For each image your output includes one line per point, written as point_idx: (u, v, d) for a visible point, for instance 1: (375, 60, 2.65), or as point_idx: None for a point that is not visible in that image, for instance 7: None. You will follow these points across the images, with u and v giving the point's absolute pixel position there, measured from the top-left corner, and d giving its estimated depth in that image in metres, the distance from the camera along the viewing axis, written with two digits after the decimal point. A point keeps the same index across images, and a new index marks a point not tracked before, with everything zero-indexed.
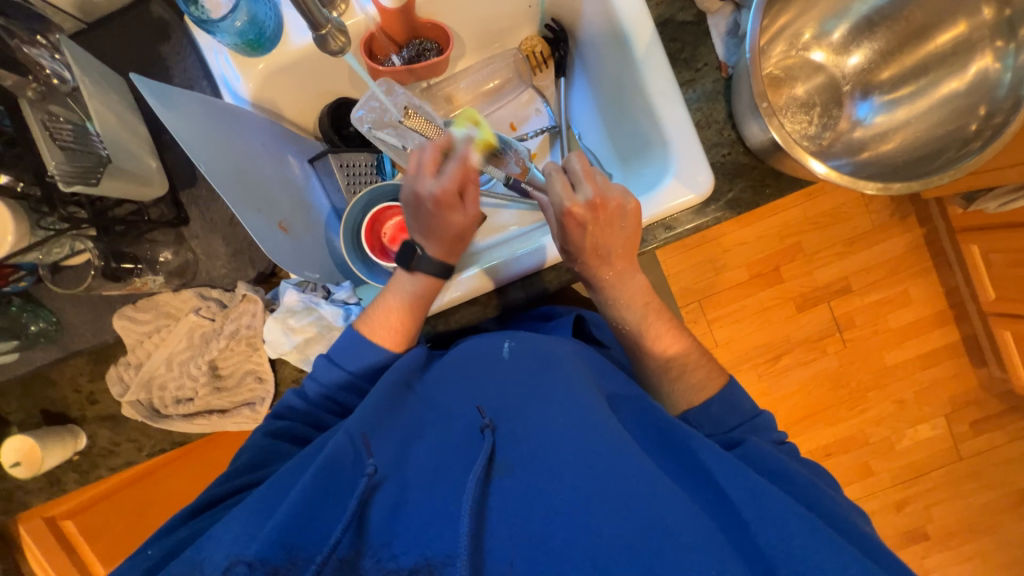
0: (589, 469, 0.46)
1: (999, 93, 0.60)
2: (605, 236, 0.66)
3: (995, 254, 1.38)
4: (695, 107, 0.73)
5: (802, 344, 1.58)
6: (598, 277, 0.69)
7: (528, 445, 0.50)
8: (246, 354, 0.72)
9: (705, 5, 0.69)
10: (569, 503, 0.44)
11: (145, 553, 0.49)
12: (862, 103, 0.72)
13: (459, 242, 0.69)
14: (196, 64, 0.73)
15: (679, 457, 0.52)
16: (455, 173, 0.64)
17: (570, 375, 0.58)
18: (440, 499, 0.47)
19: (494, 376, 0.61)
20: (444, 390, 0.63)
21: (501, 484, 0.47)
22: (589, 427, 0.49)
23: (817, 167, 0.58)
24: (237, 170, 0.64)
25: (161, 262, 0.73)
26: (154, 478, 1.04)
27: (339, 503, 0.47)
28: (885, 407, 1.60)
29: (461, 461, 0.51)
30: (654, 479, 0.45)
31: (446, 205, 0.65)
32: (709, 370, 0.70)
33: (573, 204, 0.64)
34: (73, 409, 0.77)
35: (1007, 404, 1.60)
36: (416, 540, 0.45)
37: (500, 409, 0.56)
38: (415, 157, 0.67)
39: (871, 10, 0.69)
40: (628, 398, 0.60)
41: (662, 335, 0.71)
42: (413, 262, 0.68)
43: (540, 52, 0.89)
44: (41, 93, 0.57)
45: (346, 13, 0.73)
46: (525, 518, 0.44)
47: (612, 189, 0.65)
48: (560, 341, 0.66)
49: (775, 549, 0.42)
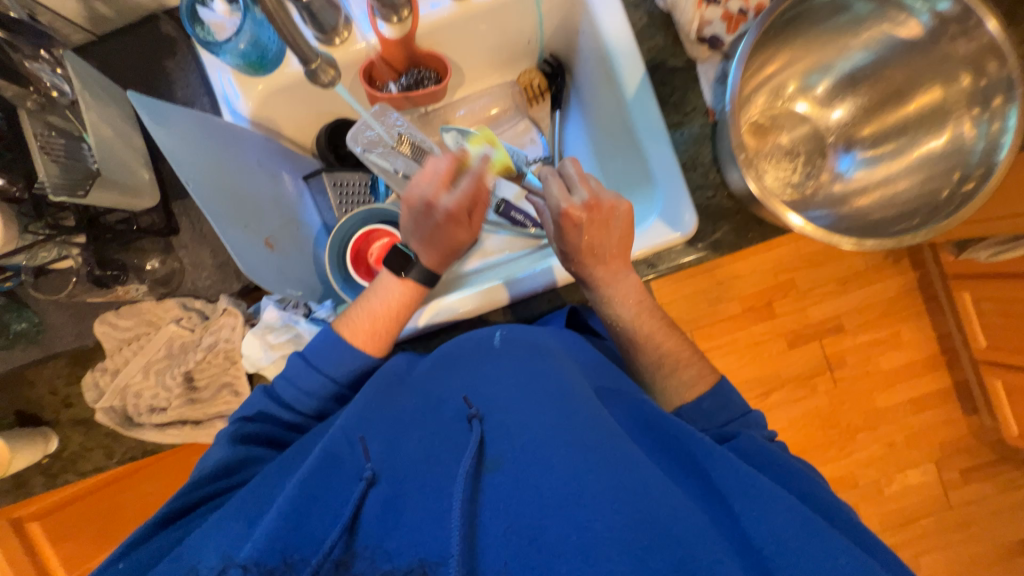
0: (582, 460, 0.44)
1: (974, 159, 0.62)
2: (602, 236, 0.67)
3: (986, 302, 1.39)
4: (682, 149, 0.74)
5: (793, 381, 1.57)
6: (593, 275, 0.68)
7: (519, 438, 0.48)
8: (222, 367, 0.73)
9: (694, 53, 0.72)
10: (563, 497, 0.42)
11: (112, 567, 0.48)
12: (844, 156, 0.74)
13: (455, 251, 0.72)
14: (199, 81, 0.75)
15: (670, 447, 0.53)
16: (470, 190, 0.65)
17: (560, 365, 0.57)
18: (433, 493, 0.46)
19: (483, 365, 0.59)
20: (435, 376, 0.62)
21: (493, 479, 0.46)
22: (581, 421, 0.48)
23: (795, 220, 0.61)
24: (227, 187, 0.65)
25: (148, 270, 0.73)
26: (124, 483, 1.04)
27: (331, 504, 0.47)
28: (875, 449, 1.58)
29: (450, 454, 0.49)
30: (643, 471, 0.45)
31: (456, 218, 0.67)
32: (700, 369, 0.69)
33: (570, 206, 0.65)
34: (46, 412, 0.76)
35: (999, 454, 1.58)
36: (409, 539, 0.43)
37: (488, 399, 0.54)
38: (428, 168, 0.66)
39: (853, 68, 0.71)
40: (616, 392, 0.60)
41: (655, 333, 0.70)
42: (406, 269, 0.69)
43: (537, 85, 0.92)
44: (41, 104, 0.60)
45: (346, 41, 0.75)
46: (518, 513, 0.43)
47: (606, 193, 0.67)
48: (545, 331, 0.65)
49: (764, 541, 0.43)
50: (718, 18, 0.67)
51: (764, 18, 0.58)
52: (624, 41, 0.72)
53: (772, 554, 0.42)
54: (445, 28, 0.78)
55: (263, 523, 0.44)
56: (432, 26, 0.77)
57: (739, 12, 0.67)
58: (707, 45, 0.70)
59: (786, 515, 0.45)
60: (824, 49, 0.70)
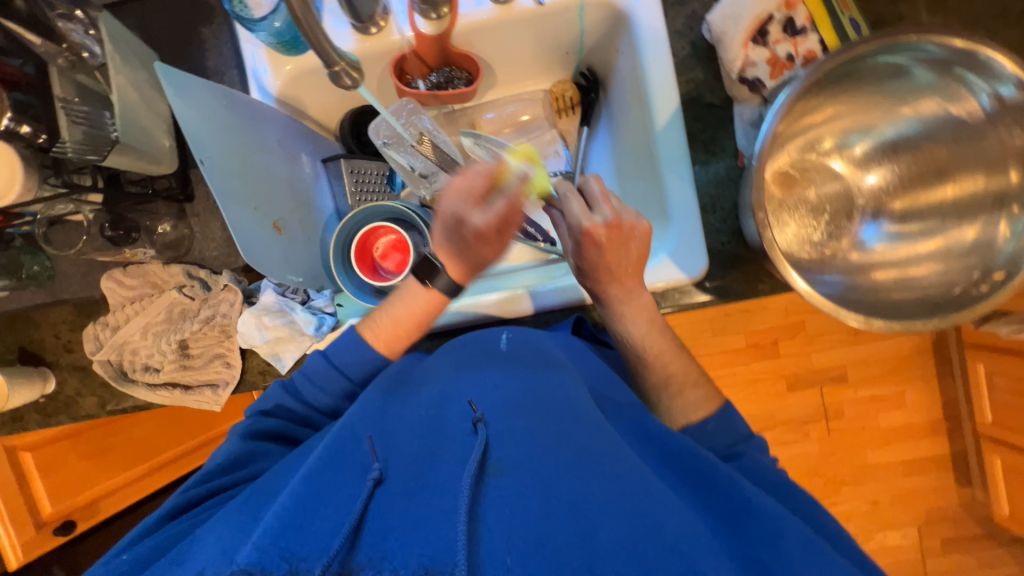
0: (586, 472, 0.42)
1: (996, 261, 0.61)
2: (620, 255, 0.63)
3: (1000, 377, 1.34)
4: (704, 188, 0.72)
5: (787, 424, 1.54)
6: (606, 294, 0.66)
7: (527, 445, 0.44)
8: (216, 339, 0.73)
9: (734, 92, 0.69)
10: (567, 513, 0.39)
11: (124, 557, 0.49)
12: (869, 226, 0.72)
13: (480, 265, 0.65)
14: (231, 52, 0.75)
15: (677, 464, 0.50)
16: (505, 212, 0.60)
17: (565, 375, 0.54)
18: (437, 492, 0.41)
19: (487, 363, 0.55)
20: (439, 373, 0.57)
21: (499, 483, 0.41)
22: (586, 432, 0.46)
23: (798, 281, 0.59)
24: (241, 166, 0.66)
25: (159, 233, 0.75)
26: (118, 426, 1.11)
27: (337, 504, 0.42)
28: (857, 504, 1.55)
29: (454, 451, 0.45)
30: (649, 486, 0.43)
31: (486, 236, 0.61)
32: (707, 391, 0.65)
33: (593, 224, 0.60)
34: (48, 353, 0.78)
35: (984, 529, 1.54)
36: (413, 539, 0.38)
37: (491, 403, 0.49)
38: (458, 182, 0.61)
39: (897, 136, 0.69)
40: (617, 405, 0.56)
41: (664, 352, 0.66)
42: (430, 279, 0.64)
43: (569, 97, 0.91)
44: (71, 62, 0.62)
45: (383, 30, 0.73)
46: (526, 519, 0.39)
47: (628, 212, 0.63)
48: (545, 337, 0.61)
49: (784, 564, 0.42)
50: (762, 61, 0.66)
51: (814, 70, 0.55)
52: (662, 70, 0.70)
53: None
54: (483, 29, 0.76)
55: (262, 525, 0.40)
56: (472, 26, 0.75)
57: (786, 58, 0.66)
58: (747, 87, 0.68)
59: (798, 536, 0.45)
60: (865, 110, 0.69)
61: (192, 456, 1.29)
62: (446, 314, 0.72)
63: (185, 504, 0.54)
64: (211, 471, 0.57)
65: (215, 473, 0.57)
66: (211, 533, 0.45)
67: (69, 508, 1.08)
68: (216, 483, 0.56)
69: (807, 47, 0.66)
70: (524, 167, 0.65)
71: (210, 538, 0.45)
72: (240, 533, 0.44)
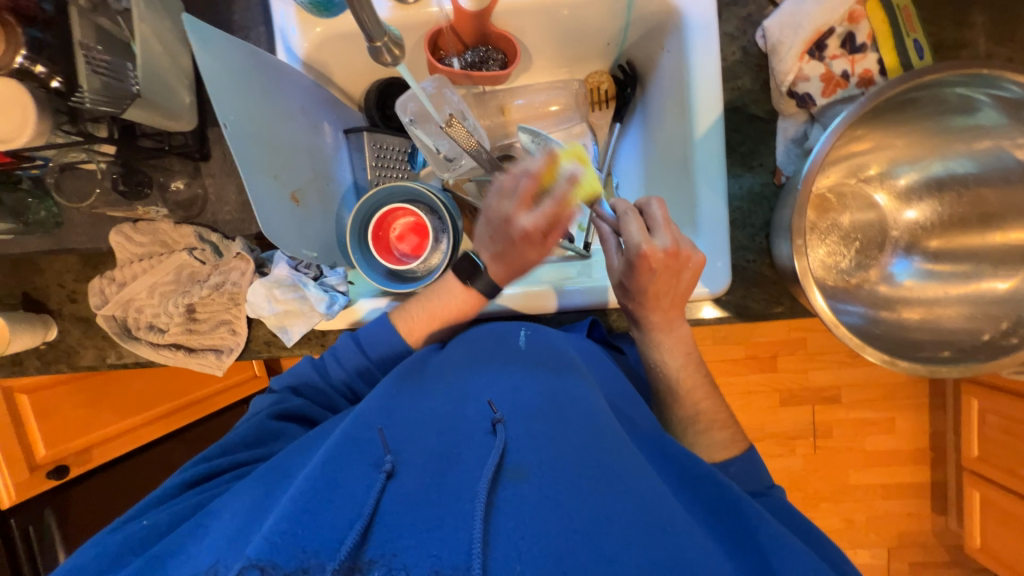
0: (605, 488, 0.41)
1: None
2: (670, 286, 0.62)
3: (993, 414, 1.34)
4: (737, 203, 0.70)
5: (776, 437, 1.55)
6: (648, 320, 0.64)
7: (546, 451, 0.43)
8: (225, 306, 0.72)
9: (781, 106, 0.67)
10: (584, 526, 0.39)
11: (142, 523, 0.48)
12: (901, 260, 0.70)
13: (524, 267, 0.63)
14: (259, 7, 0.71)
15: (693, 486, 0.49)
16: (554, 214, 0.58)
17: (584, 382, 0.52)
18: (453, 494, 0.40)
19: (507, 362, 0.54)
20: (456, 366, 0.55)
21: (516, 489, 0.40)
22: (606, 444, 0.45)
23: (816, 298, 0.57)
24: (263, 132, 0.63)
25: (171, 190, 0.73)
26: (118, 376, 1.13)
27: (351, 493, 0.41)
28: (833, 521, 1.58)
29: (472, 452, 0.44)
30: (667, 508, 0.43)
31: (532, 238, 0.59)
32: (733, 434, 0.64)
33: (651, 248, 0.58)
34: (51, 301, 0.77)
35: (951, 556, 1.58)
36: (429, 542, 0.37)
37: (511, 403, 0.48)
38: (509, 182, 0.60)
39: (944, 173, 0.67)
40: (634, 425, 0.54)
41: (696, 388, 0.65)
42: (471, 279, 0.64)
43: (604, 90, 0.87)
44: (93, 3, 0.58)
45: (420, 1, 0.70)
46: (542, 530, 0.38)
47: (686, 240, 0.61)
48: (566, 339, 0.60)
49: None
50: (816, 76, 0.63)
51: (875, 95, 0.53)
52: (709, 75, 0.67)
53: None
54: (525, 10, 0.73)
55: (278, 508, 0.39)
56: (514, 7, 0.72)
57: (841, 75, 0.63)
58: (795, 101, 0.65)
59: (800, 563, 0.44)
60: (914, 141, 0.67)
61: (185, 411, 1.29)
62: None
63: (204, 474, 0.53)
64: (228, 444, 0.57)
65: (239, 445, 0.56)
66: (226, 509, 0.45)
67: (60, 454, 1.08)
68: (239, 457, 0.55)
69: (865, 66, 0.62)
70: (573, 170, 0.63)
71: (221, 517, 0.44)
72: (251, 513, 0.43)
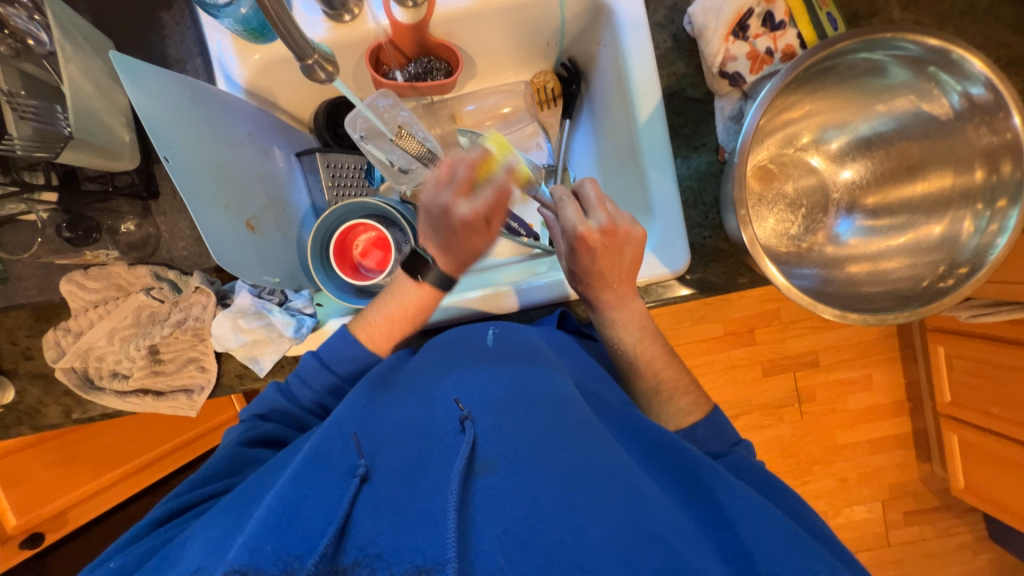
0: (572, 468, 0.42)
1: (963, 256, 0.63)
2: (614, 263, 0.63)
3: (958, 359, 1.40)
4: (686, 183, 0.73)
5: (763, 408, 1.59)
6: (597, 300, 0.65)
7: (515, 441, 0.44)
8: (190, 344, 0.70)
9: (716, 87, 0.69)
10: (555, 507, 0.39)
11: (112, 564, 0.47)
12: (844, 220, 0.74)
13: (472, 258, 0.64)
14: (194, 40, 0.70)
15: (662, 458, 0.50)
16: (494, 199, 0.59)
17: (552, 370, 0.54)
18: (425, 493, 0.41)
19: (476, 361, 0.54)
20: (425, 372, 0.56)
21: (486, 483, 0.41)
22: (575, 428, 0.46)
23: (775, 274, 0.60)
24: (209, 162, 0.62)
25: (122, 233, 0.71)
26: (90, 431, 1.05)
27: (323, 504, 0.41)
28: (827, 482, 1.62)
29: (443, 452, 0.44)
30: (633, 481, 0.44)
31: (474, 226, 0.59)
32: (696, 397, 0.65)
33: (587, 229, 0.60)
34: (5, 361, 0.73)
35: (942, 501, 1.63)
36: (403, 542, 0.38)
37: (481, 399, 0.48)
38: (444, 171, 0.59)
39: (870, 132, 0.72)
40: (604, 402, 0.56)
41: (655, 359, 0.67)
42: (422, 273, 0.64)
43: (550, 89, 0.89)
44: (15, 50, 0.59)
45: (357, 18, 0.71)
46: (514, 517, 0.39)
47: (622, 217, 0.63)
48: (536, 333, 0.61)
49: (757, 553, 0.43)
50: (742, 55, 0.66)
51: (795, 66, 0.56)
52: (644, 64, 0.70)
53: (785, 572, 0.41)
54: (462, 19, 0.74)
55: (249, 526, 0.39)
56: (451, 16, 0.73)
57: (766, 52, 0.66)
58: (728, 81, 0.68)
59: (776, 523, 0.45)
60: (839, 107, 0.71)
61: (154, 466, 1.21)
62: (430, 309, 0.70)
63: (177, 509, 0.52)
64: (201, 480, 0.55)
65: (212, 476, 0.55)
66: (200, 537, 0.43)
67: (35, 520, 1.05)
68: (213, 488, 0.54)
69: (786, 41, 0.66)
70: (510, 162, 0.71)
71: (189, 550, 0.43)
72: (224, 534, 0.42)
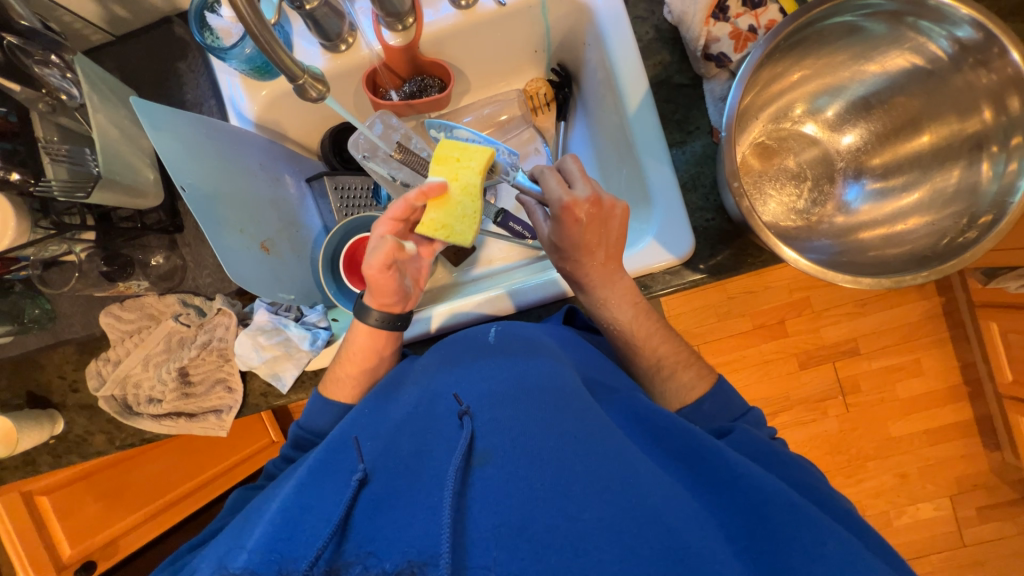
0: (570, 454, 0.42)
1: (985, 203, 0.60)
2: (602, 235, 0.63)
3: (1014, 334, 1.29)
4: (683, 167, 0.72)
5: (803, 403, 1.50)
6: (586, 279, 0.65)
7: (513, 432, 0.44)
8: (216, 364, 0.74)
9: (702, 70, 0.70)
10: (551, 492, 0.39)
11: None
12: (852, 186, 0.72)
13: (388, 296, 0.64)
14: (208, 83, 0.77)
15: (665, 438, 0.49)
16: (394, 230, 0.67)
17: (552, 360, 0.53)
18: (422, 487, 0.41)
19: (475, 359, 0.55)
20: (428, 372, 0.57)
21: (483, 473, 0.41)
22: (570, 415, 0.45)
23: (794, 255, 0.58)
24: (224, 191, 0.67)
25: (153, 266, 0.77)
26: (133, 462, 1.12)
27: (325, 507, 0.42)
28: (885, 479, 1.50)
29: (442, 446, 0.44)
30: (631, 462, 0.43)
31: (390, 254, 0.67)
32: (699, 369, 0.63)
33: (573, 198, 0.60)
34: (55, 394, 0.78)
35: (1021, 493, 1.47)
36: (398, 537, 0.38)
37: (478, 395, 0.49)
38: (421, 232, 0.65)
39: (867, 93, 0.70)
40: (610, 389, 0.55)
41: (652, 335, 0.65)
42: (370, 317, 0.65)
43: (543, 94, 0.90)
44: (52, 106, 0.66)
45: (352, 47, 0.75)
46: (509, 504, 0.38)
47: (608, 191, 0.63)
48: (537, 328, 0.61)
49: (778, 528, 0.40)
50: (725, 36, 0.67)
51: (771, 37, 0.56)
52: (628, 58, 0.71)
53: (805, 546, 0.39)
54: (450, 37, 0.78)
55: (256, 536, 0.41)
56: (438, 34, 0.77)
57: (748, 30, 0.67)
58: (714, 63, 0.68)
59: (795, 499, 0.43)
60: (832, 74, 0.70)
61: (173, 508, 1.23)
62: (437, 319, 0.72)
63: None
64: None
65: None
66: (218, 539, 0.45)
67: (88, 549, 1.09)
68: None
69: (768, 17, 0.68)
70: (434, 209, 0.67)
71: (210, 553, 0.44)
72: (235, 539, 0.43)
